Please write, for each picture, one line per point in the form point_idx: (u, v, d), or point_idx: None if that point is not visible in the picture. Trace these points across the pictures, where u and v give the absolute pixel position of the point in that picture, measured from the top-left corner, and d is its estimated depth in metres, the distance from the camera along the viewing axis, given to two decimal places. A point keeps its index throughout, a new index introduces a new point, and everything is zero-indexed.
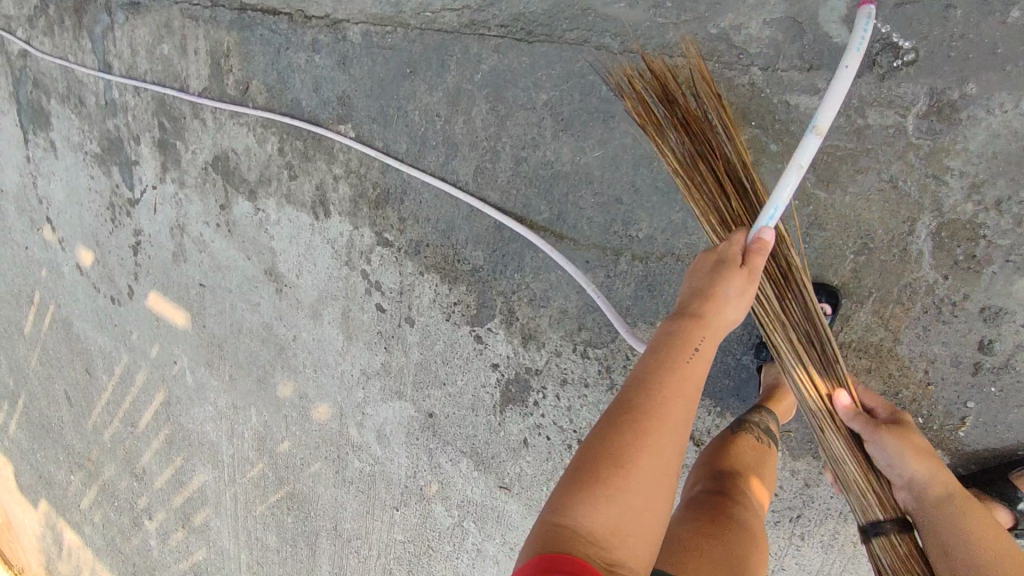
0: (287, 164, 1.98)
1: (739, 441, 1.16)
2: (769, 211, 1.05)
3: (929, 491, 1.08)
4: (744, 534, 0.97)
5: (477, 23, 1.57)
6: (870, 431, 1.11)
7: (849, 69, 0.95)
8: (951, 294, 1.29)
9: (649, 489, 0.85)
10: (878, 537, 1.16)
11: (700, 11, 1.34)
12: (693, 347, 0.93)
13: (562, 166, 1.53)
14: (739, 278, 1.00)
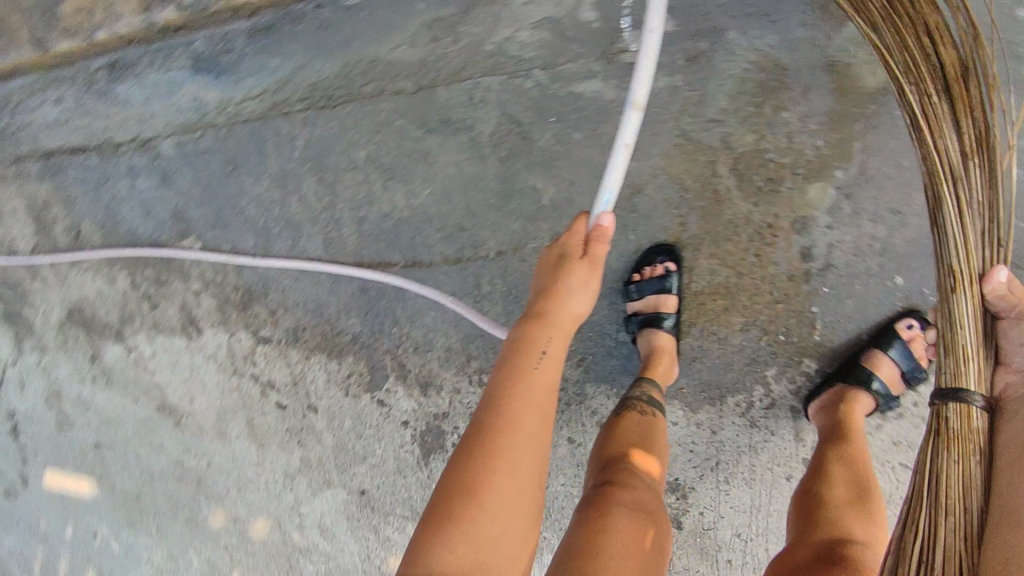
0: (143, 295, 1.91)
1: (622, 420, 1.19)
2: (604, 194, 1.00)
3: None
4: (634, 515, 0.98)
5: (280, 103, 1.59)
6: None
7: (657, 37, 0.85)
8: (765, 218, 1.30)
9: (504, 507, 0.91)
10: (958, 402, 0.79)
11: (474, 33, 1.36)
12: (537, 355, 1.03)
13: (400, 213, 1.55)
14: (579, 273, 1.06)
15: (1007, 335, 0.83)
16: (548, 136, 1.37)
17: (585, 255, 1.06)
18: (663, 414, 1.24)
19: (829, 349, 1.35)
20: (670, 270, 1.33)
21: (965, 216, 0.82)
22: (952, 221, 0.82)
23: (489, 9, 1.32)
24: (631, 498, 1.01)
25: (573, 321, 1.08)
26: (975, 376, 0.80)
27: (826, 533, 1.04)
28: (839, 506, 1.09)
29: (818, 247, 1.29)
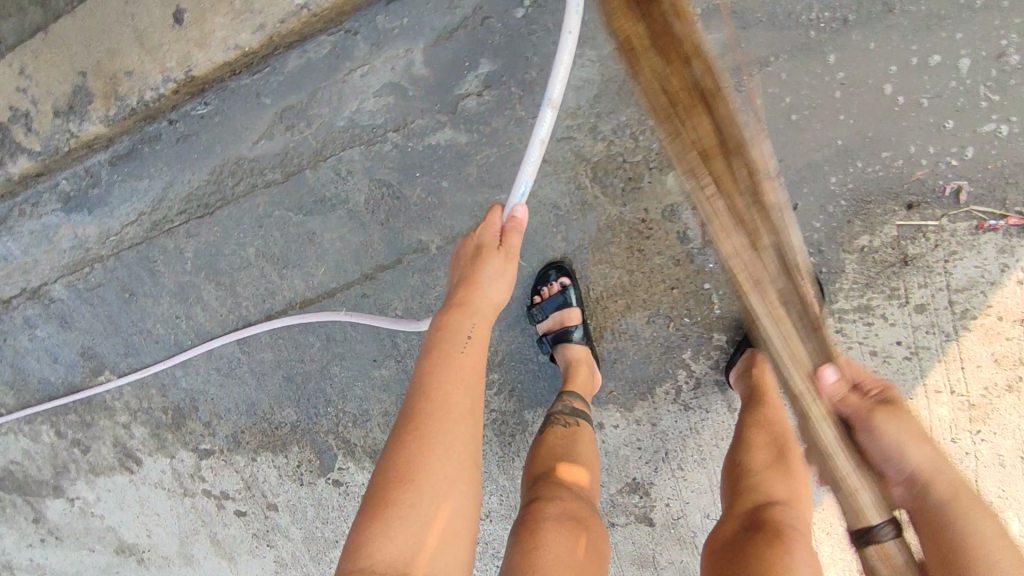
0: (73, 441, 1.86)
1: (546, 438, 1.24)
2: (520, 185, 1.12)
3: (936, 484, 1.00)
4: (565, 523, 1.04)
5: (159, 221, 1.58)
6: (869, 416, 1.08)
7: (573, 33, 1.04)
8: (636, 214, 1.35)
9: (438, 495, 0.90)
10: (872, 542, 1.04)
11: (324, 111, 1.41)
12: (462, 340, 1.04)
13: (302, 299, 1.58)
14: (495, 260, 1.10)
15: (866, 445, 1.09)
16: (418, 191, 1.42)
17: (497, 243, 1.11)
18: (589, 422, 1.30)
19: (732, 318, 1.41)
20: (564, 285, 1.39)
21: (778, 353, 1.24)
22: (775, 333, 1.22)
23: (330, 91, 1.39)
24: (560, 508, 1.06)
25: (492, 307, 1.10)
26: (871, 505, 1.08)
27: (749, 499, 1.14)
28: (760, 470, 1.18)
29: (692, 229, 1.34)
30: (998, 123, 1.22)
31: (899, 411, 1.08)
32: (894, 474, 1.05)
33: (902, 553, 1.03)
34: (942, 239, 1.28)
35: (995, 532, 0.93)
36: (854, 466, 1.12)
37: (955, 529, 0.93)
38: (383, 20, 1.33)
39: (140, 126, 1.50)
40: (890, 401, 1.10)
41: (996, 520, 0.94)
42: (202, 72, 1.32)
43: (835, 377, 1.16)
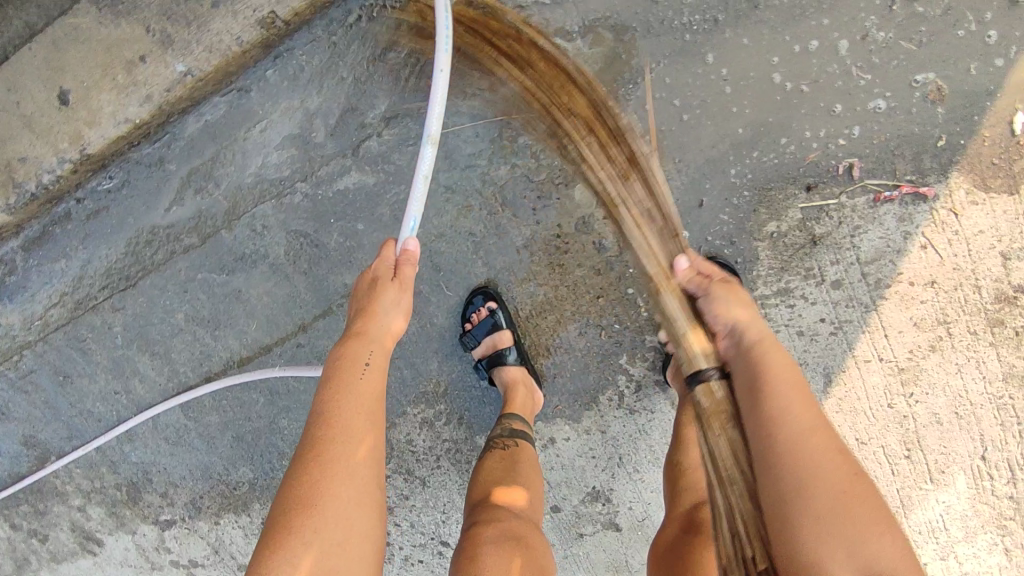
0: (29, 531, 1.81)
1: (486, 463, 1.26)
2: (410, 218, 1.13)
3: (746, 335, 1.05)
4: (506, 545, 1.05)
5: (81, 300, 1.55)
6: (709, 287, 1.16)
7: (445, 72, 1.10)
8: (550, 231, 1.37)
9: (343, 520, 0.90)
10: (700, 382, 1.07)
11: (230, 170, 1.40)
12: (360, 367, 1.02)
13: (239, 355, 1.55)
14: (391, 290, 1.08)
15: (705, 309, 1.15)
16: (335, 236, 1.42)
17: (394, 274, 1.10)
18: (529, 441, 1.32)
19: None
20: (492, 309, 1.40)
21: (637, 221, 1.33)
22: (635, 233, 1.34)
23: (232, 149, 1.39)
24: (500, 529, 1.07)
25: (391, 336, 1.08)
26: (703, 355, 1.10)
27: (689, 497, 1.18)
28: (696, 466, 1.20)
29: (607, 238, 1.36)
30: (874, 99, 1.27)
31: (731, 288, 1.15)
32: (723, 328, 1.10)
33: (723, 389, 1.05)
34: (845, 215, 1.32)
35: (802, 395, 0.94)
36: (688, 332, 1.18)
37: (771, 386, 0.94)
38: (274, 76, 1.34)
39: (48, 209, 1.48)
40: (731, 283, 1.17)
41: (799, 385, 0.95)
42: (97, 149, 1.32)
43: (688, 264, 1.24)
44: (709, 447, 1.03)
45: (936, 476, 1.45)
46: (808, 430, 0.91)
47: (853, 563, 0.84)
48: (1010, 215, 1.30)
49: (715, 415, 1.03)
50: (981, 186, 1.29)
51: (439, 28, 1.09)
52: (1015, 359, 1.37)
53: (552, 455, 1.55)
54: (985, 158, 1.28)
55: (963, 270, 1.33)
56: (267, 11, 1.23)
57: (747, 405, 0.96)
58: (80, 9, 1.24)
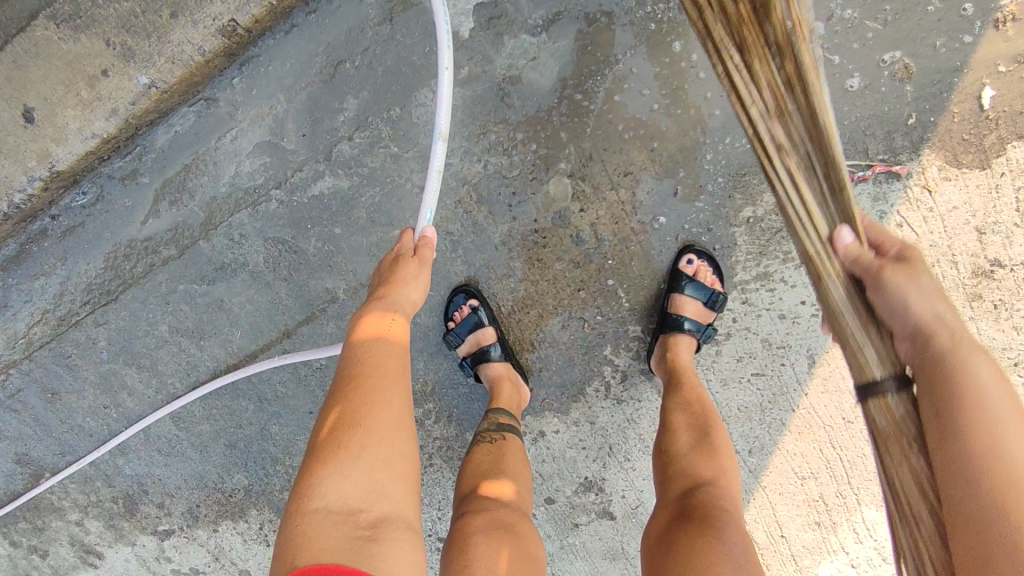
0: (30, 546, 1.82)
1: (474, 457, 1.27)
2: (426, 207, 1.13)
3: (936, 333, 0.82)
4: (496, 534, 1.05)
5: (62, 317, 1.53)
6: (876, 270, 0.87)
7: (450, 70, 1.05)
8: (527, 226, 1.37)
9: (386, 440, 0.89)
10: (874, 395, 0.84)
11: (204, 180, 1.39)
12: (388, 317, 1.02)
13: (226, 364, 1.55)
14: (410, 266, 1.08)
15: (875, 304, 0.88)
16: (314, 242, 1.41)
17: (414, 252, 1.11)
18: (517, 434, 1.33)
19: (642, 307, 1.43)
20: (474, 307, 1.41)
21: (797, 170, 0.86)
22: (619, 223, 1.36)
23: (203, 159, 1.38)
24: (489, 518, 1.08)
25: (412, 308, 1.08)
26: (876, 360, 0.86)
27: (680, 483, 1.12)
28: (686, 453, 1.16)
29: (585, 230, 1.37)
30: (848, 79, 1.28)
31: (914, 267, 0.88)
32: (903, 329, 0.85)
33: (902, 407, 0.83)
34: None
35: (1017, 418, 0.76)
36: (862, 329, 0.87)
37: (962, 402, 0.76)
38: (240, 83, 1.33)
39: (23, 227, 1.46)
40: (910, 261, 0.89)
41: (1014, 402, 0.77)
42: (67, 165, 1.32)
43: (853, 238, 0.88)
44: (881, 477, 0.82)
45: None
46: (1021, 459, 0.72)
47: None
48: (983, 189, 1.31)
49: (895, 442, 0.81)
50: (953, 162, 1.30)
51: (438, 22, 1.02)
52: (995, 332, 1.38)
53: (542, 448, 1.56)
54: (955, 134, 1.29)
55: (940, 246, 1.34)
56: (226, 19, 1.21)
57: (935, 429, 0.77)
58: (35, 24, 1.22)
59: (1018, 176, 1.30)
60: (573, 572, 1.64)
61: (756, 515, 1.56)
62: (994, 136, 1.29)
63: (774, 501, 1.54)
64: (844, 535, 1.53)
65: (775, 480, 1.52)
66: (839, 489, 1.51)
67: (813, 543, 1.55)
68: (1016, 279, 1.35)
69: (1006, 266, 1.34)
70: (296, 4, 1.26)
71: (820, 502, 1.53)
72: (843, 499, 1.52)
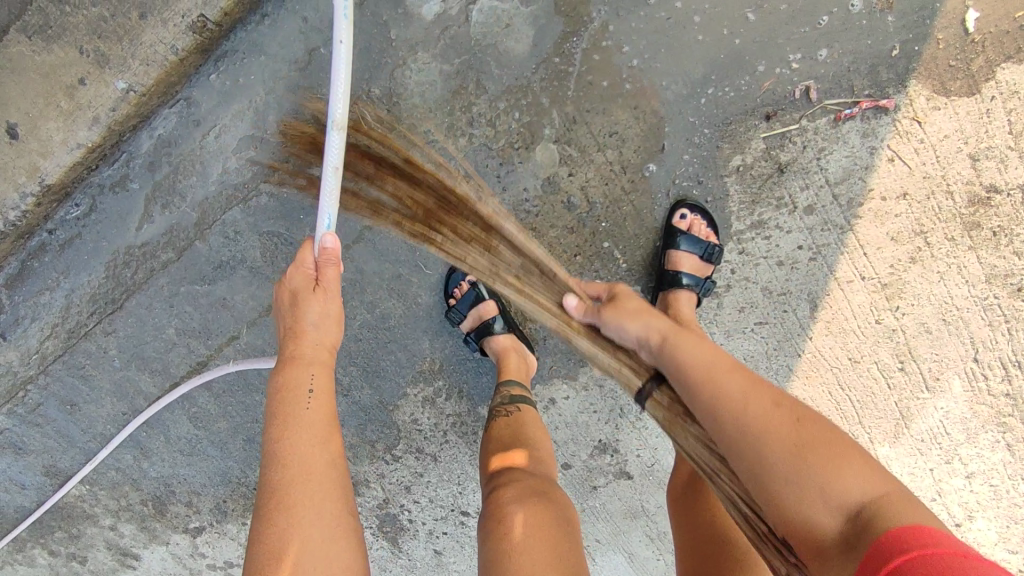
0: (68, 554, 1.87)
1: (494, 434, 1.22)
2: (325, 216, 1.14)
3: (653, 343, 1.16)
4: (529, 501, 1.00)
5: (70, 329, 1.55)
6: (601, 311, 1.27)
7: (346, 43, 1.05)
8: (518, 196, 1.37)
9: (320, 556, 0.91)
10: (657, 390, 1.22)
11: (193, 180, 1.39)
12: (304, 397, 1.04)
13: (235, 361, 1.57)
14: (316, 302, 1.11)
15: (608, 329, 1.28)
16: (309, 231, 1.42)
17: (315, 282, 1.12)
18: (529, 405, 1.29)
19: (640, 267, 1.43)
20: (473, 282, 1.43)
21: (518, 284, 1.43)
22: (610, 184, 1.36)
23: (190, 159, 1.38)
24: (528, 485, 1.04)
25: (327, 350, 1.12)
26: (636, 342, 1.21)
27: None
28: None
29: (575, 195, 1.36)
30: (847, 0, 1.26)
31: (619, 301, 1.25)
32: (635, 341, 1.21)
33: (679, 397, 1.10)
34: (808, 139, 1.32)
35: (728, 374, 1.00)
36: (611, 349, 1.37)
37: (709, 388, 0.99)
38: (218, 80, 1.32)
39: (22, 244, 1.47)
40: (618, 295, 1.27)
41: (726, 368, 1.01)
42: (56, 178, 1.32)
43: (576, 302, 1.35)
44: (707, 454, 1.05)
45: (931, 384, 1.50)
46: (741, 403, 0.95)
47: (834, 509, 0.81)
48: (975, 116, 1.29)
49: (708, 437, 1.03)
50: (941, 91, 1.28)
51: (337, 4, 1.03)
52: (996, 259, 1.38)
53: (555, 416, 1.58)
54: (942, 62, 1.27)
55: (934, 177, 1.33)
56: (195, 15, 1.21)
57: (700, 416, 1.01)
58: (6, 39, 1.21)
59: (1009, 98, 1.28)
60: (597, 534, 1.68)
61: None
62: (982, 59, 1.27)
63: None
64: None
65: None
66: (852, 430, 1.56)
67: None
68: (1013, 204, 1.34)
69: (1003, 191, 1.33)
70: None
71: None
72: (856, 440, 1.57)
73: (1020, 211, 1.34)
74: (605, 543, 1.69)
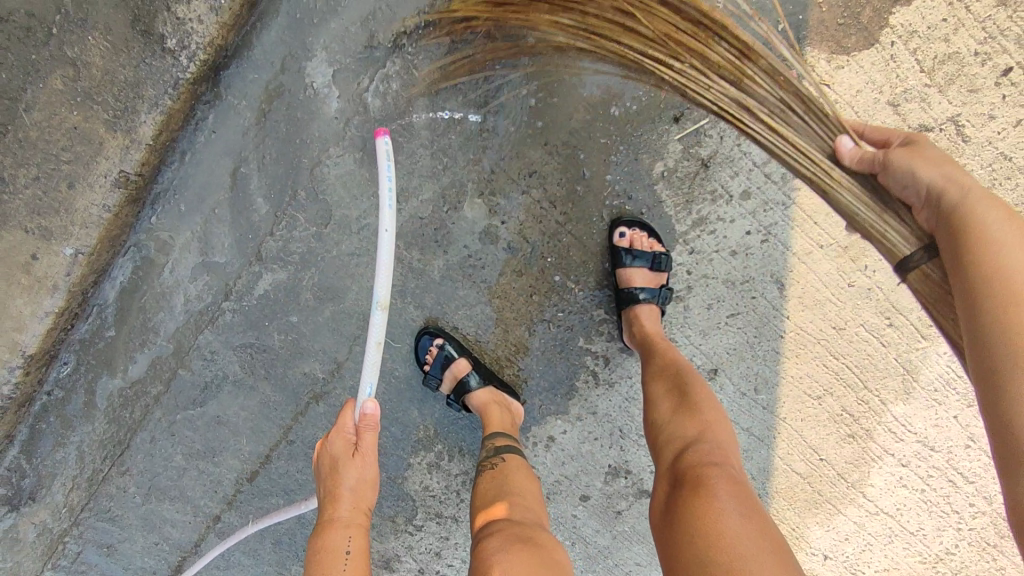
0: None
1: (481, 487, 1.23)
2: (367, 382, 1.15)
3: (948, 189, 0.84)
4: (514, 548, 1.01)
5: (87, 477, 1.63)
6: (882, 158, 0.90)
7: (393, 231, 1.07)
8: (460, 254, 1.40)
9: None
10: (908, 269, 0.90)
11: (159, 316, 1.46)
12: (341, 559, 1.11)
13: (244, 470, 1.62)
14: (353, 470, 1.16)
15: (886, 183, 0.92)
16: (277, 335, 1.47)
17: (353, 451, 1.15)
18: (514, 453, 1.29)
19: (598, 291, 1.44)
20: (441, 345, 1.43)
21: (778, 122, 0.95)
22: (545, 221, 1.38)
23: (152, 299, 1.45)
24: (510, 534, 1.04)
25: (363, 512, 1.18)
26: (900, 239, 0.91)
27: (669, 451, 1.10)
28: (669, 420, 1.14)
29: (515, 240, 1.39)
30: None
31: (915, 146, 0.91)
32: (918, 197, 0.88)
33: (938, 272, 0.89)
34: (722, 129, 1.32)
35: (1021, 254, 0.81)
36: (881, 216, 0.92)
37: (984, 250, 0.80)
38: (157, 221, 1.38)
39: (26, 410, 1.54)
40: (915, 142, 0.93)
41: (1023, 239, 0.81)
42: (36, 346, 1.42)
43: (853, 145, 0.94)
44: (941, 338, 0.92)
45: (926, 332, 1.46)
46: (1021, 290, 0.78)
47: None
48: (881, 66, 1.28)
49: (940, 300, 0.90)
50: (839, 50, 1.27)
51: (381, 181, 1.05)
52: None
53: (558, 452, 1.57)
54: (830, 23, 1.27)
55: None
56: (117, 172, 1.29)
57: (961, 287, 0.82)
58: None
59: (909, 39, 1.26)
60: (635, 557, 1.65)
61: (789, 448, 1.57)
62: (870, 10, 1.26)
63: (801, 429, 1.55)
64: (883, 438, 1.56)
65: (793, 408, 1.53)
66: (861, 397, 1.52)
67: (853, 456, 1.57)
68: (949, 137, 1.31)
69: (934, 128, 1.30)
70: (176, 133, 1.32)
71: (846, 416, 1.54)
72: (867, 406, 1.53)
73: (958, 142, 1.31)
74: (646, 564, 1.66)
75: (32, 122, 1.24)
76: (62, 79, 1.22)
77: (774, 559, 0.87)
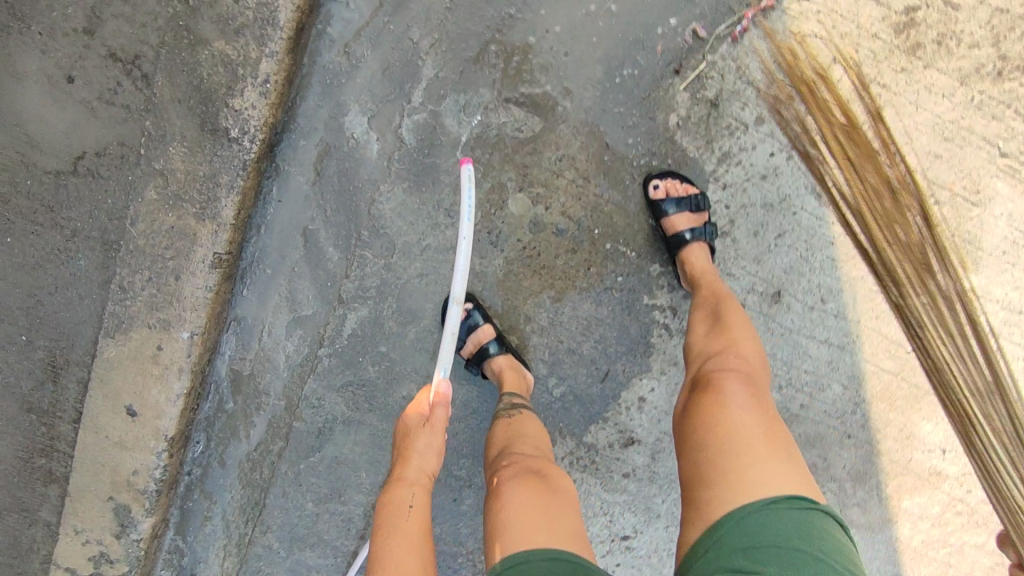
0: None
1: (499, 429, 1.35)
2: (443, 366, 1.31)
3: None
4: (525, 477, 1.15)
5: (233, 545, 1.75)
6: None
7: (471, 238, 1.24)
8: (515, 247, 1.52)
9: None
10: None
11: (267, 377, 1.62)
12: (404, 510, 1.16)
13: (370, 502, 1.73)
14: (422, 437, 1.25)
15: None
16: (372, 367, 1.61)
17: (427, 419, 1.27)
18: (524, 402, 1.41)
19: (647, 247, 1.53)
20: (469, 309, 1.52)
21: None
22: (583, 195, 1.49)
23: (260, 363, 1.61)
24: (520, 468, 1.18)
25: (426, 476, 1.24)
26: None
27: (696, 365, 1.26)
28: (699, 343, 1.29)
29: (561, 221, 1.50)
30: None
31: None
32: None
33: None
34: (722, 68, 1.43)
35: None
36: None
37: None
38: (250, 292, 1.55)
39: (172, 493, 1.69)
40: None
41: None
42: (175, 429, 1.59)
43: None
44: None
45: (975, 198, 1.49)
46: None
47: None
48: None
49: None
50: None
51: (464, 201, 1.22)
52: (958, 62, 1.42)
53: (652, 411, 1.62)
54: None
55: (852, 31, 1.43)
56: (211, 255, 1.47)
57: None
58: (102, 346, 1.55)
59: None
60: None
61: (872, 349, 1.58)
62: None
63: (880, 327, 1.56)
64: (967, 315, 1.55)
65: (864, 308, 1.55)
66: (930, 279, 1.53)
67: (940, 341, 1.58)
68: (937, 11, 1.41)
69: (922, 6, 1.41)
70: (251, 210, 1.49)
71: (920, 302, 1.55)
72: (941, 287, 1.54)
73: (948, 12, 1.41)
74: None
75: (138, 232, 1.47)
76: (155, 189, 1.45)
77: (765, 446, 1.06)
